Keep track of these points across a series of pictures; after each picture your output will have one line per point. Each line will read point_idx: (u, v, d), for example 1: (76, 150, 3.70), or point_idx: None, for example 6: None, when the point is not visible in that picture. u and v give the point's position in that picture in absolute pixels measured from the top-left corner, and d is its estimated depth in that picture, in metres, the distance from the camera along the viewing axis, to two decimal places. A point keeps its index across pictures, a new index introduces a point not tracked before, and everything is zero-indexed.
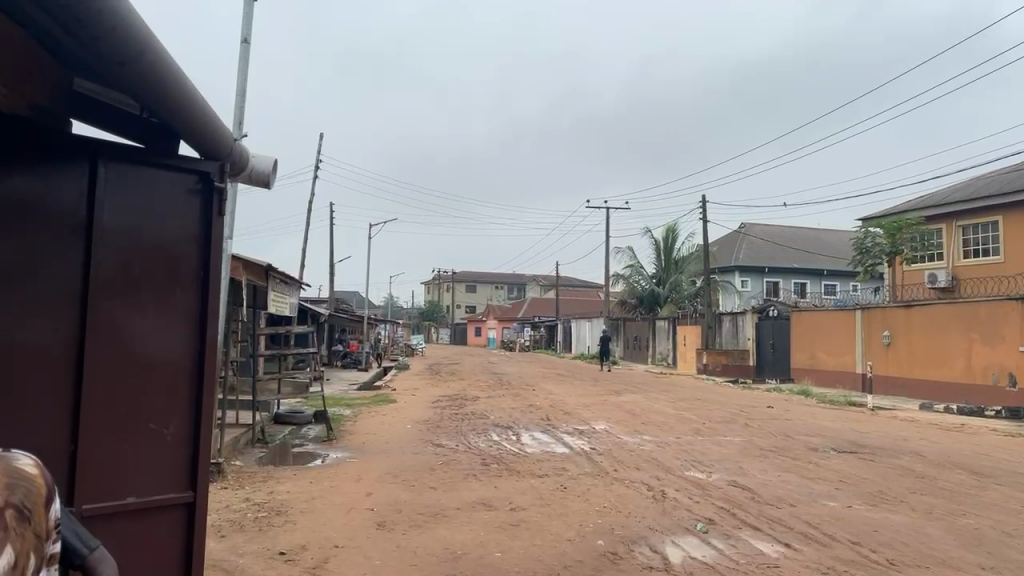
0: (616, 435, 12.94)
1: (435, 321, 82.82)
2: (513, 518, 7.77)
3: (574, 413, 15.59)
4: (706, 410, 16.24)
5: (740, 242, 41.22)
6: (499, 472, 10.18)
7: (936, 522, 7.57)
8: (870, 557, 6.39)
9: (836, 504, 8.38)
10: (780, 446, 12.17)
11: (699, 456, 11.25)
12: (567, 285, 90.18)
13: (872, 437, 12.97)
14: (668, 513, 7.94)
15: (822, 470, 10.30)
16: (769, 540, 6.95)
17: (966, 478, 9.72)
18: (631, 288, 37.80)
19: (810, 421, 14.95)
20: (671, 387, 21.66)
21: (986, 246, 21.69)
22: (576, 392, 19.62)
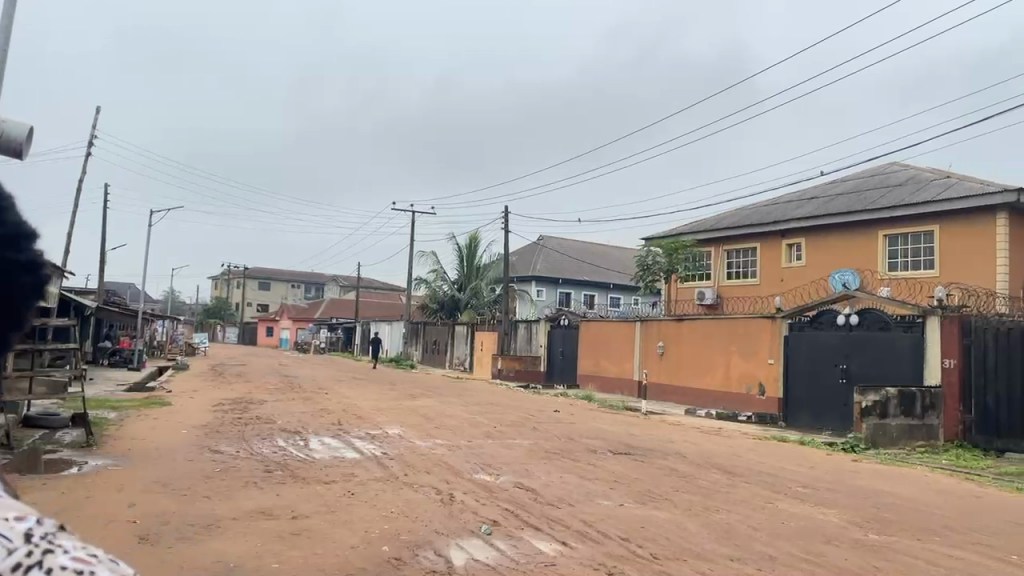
0: (407, 439, 12.94)
1: (223, 320, 77.99)
2: (295, 527, 7.48)
3: (366, 417, 15.35)
4: (496, 414, 16.69)
5: (537, 253, 43.09)
6: (282, 479, 9.74)
7: (694, 517, 8.35)
8: (636, 552, 6.89)
9: (609, 502, 8.96)
10: (562, 448, 12.81)
11: (487, 458, 11.52)
12: (365, 288, 88.86)
13: (644, 440, 14.06)
14: (455, 516, 8.04)
15: (599, 471, 10.97)
16: (548, 539, 7.27)
17: (721, 477, 10.81)
18: (432, 292, 38.11)
19: (591, 424, 15.90)
20: (464, 392, 22.06)
21: (746, 269, 24.40)
22: (371, 396, 19.34)
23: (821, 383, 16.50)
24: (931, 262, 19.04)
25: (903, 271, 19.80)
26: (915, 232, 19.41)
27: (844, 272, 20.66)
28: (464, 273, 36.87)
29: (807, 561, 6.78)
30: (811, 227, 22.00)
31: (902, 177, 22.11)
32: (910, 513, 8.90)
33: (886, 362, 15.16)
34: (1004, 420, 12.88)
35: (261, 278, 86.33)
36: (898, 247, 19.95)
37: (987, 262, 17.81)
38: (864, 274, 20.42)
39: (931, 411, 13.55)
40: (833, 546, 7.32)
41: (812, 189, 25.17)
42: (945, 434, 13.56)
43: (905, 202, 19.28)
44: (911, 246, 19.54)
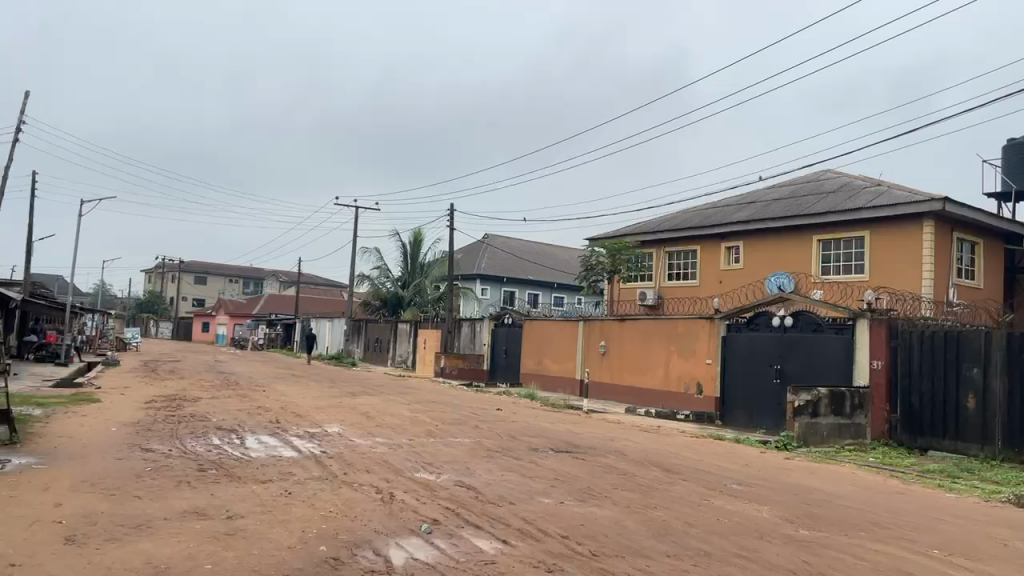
0: (348, 438, 12.76)
1: (156, 315, 75.63)
2: (229, 527, 7.30)
3: (306, 415, 15.08)
4: (439, 412, 16.59)
5: (482, 251, 43.03)
6: (217, 479, 9.50)
7: (632, 514, 8.47)
8: (576, 549, 6.95)
9: (550, 500, 9.01)
10: (504, 446, 12.83)
11: (429, 457, 11.46)
12: (306, 284, 87.33)
13: (585, 438, 14.18)
14: (394, 515, 7.96)
15: (540, 469, 11.03)
16: (489, 538, 7.26)
17: (659, 475, 10.99)
18: (375, 289, 37.72)
19: (534, 423, 15.95)
20: (406, 389, 21.90)
21: (686, 271, 24.87)
22: (310, 394, 19.00)
23: (756, 383, 16.94)
24: (861, 267, 19.73)
25: (835, 275, 20.45)
26: (847, 238, 20.09)
27: (779, 275, 21.22)
28: (408, 270, 36.61)
29: (741, 557, 6.94)
30: (749, 230, 22.55)
31: (836, 184, 22.85)
32: (838, 510, 9.20)
33: (817, 362, 15.65)
34: (927, 420, 13.41)
35: (197, 271, 83.91)
36: (831, 251, 20.61)
37: (913, 267, 18.52)
38: (798, 278, 21.01)
39: (858, 410, 14.14)
40: (765, 542, 7.51)
41: (750, 193, 25.81)
42: (872, 433, 14.16)
43: (838, 208, 19.92)
44: (843, 251, 20.23)
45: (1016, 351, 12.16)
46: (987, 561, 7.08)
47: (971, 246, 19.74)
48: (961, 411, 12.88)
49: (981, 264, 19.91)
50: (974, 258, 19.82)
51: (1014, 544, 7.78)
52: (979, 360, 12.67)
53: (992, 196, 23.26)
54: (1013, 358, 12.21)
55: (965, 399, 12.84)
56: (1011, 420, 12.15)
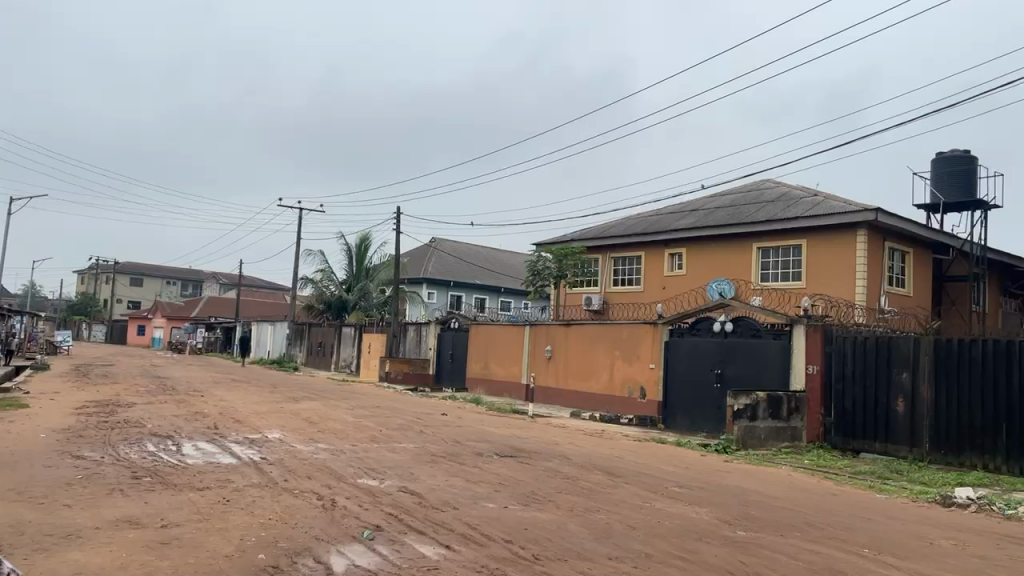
0: (289, 444, 12.54)
1: (88, 317, 73.06)
2: (164, 536, 7.09)
3: (245, 421, 14.76)
4: (383, 418, 16.42)
5: (429, 255, 42.84)
6: (151, 486, 9.22)
7: (575, 518, 8.53)
8: (519, 553, 6.97)
9: (493, 505, 9.01)
10: (449, 451, 12.79)
11: (372, 463, 11.34)
12: (248, 286, 85.49)
13: (530, 442, 14.23)
14: (336, 522, 7.85)
15: (485, 473, 11.03)
16: (431, 543, 7.22)
17: (602, 478, 11.11)
18: (319, 293, 37.15)
19: (479, 427, 15.95)
20: (350, 394, 21.65)
21: (631, 276, 25.21)
22: (250, 399, 18.61)
23: (698, 387, 17.27)
24: (799, 274, 20.31)
25: (774, 282, 21.00)
26: (786, 246, 20.67)
27: (721, 281, 21.66)
28: (353, 273, 36.23)
29: (681, 558, 7.06)
30: (692, 238, 22.99)
31: (776, 193, 23.47)
32: (774, 511, 9.44)
33: (756, 367, 16.01)
34: (860, 423, 13.89)
35: (132, 273, 81.32)
36: (770, 259, 21.15)
37: (847, 275, 19.15)
38: (739, 284, 21.48)
39: (795, 413, 14.50)
40: (704, 544, 7.66)
41: (694, 202, 26.29)
42: (808, 436, 14.58)
43: (777, 217, 20.46)
44: (782, 258, 20.80)
45: (942, 357, 12.74)
46: (914, 559, 7.35)
47: (902, 254, 20.52)
48: (892, 414, 13.39)
49: (911, 272, 20.70)
50: (905, 267, 20.61)
51: (939, 543, 8.08)
52: (908, 364, 13.23)
53: (920, 207, 24.21)
54: (940, 364, 12.78)
55: (895, 402, 13.36)
56: (937, 423, 12.70)
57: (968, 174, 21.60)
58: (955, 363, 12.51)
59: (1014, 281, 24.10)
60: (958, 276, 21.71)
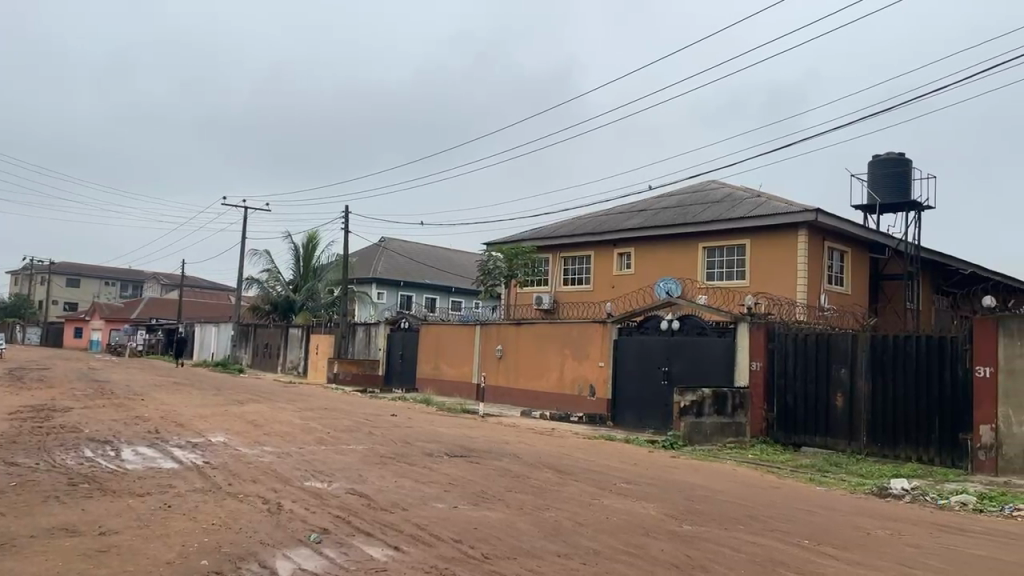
0: (233, 447, 12.31)
1: (21, 319, 70.35)
2: (103, 543, 6.90)
3: (188, 425, 14.42)
4: (330, 419, 16.24)
5: (378, 255, 42.51)
6: (89, 493, 8.94)
7: (525, 516, 8.57)
8: (468, 553, 6.97)
9: (443, 505, 9.00)
10: (398, 452, 12.73)
11: (320, 465, 11.20)
12: (191, 286, 83.50)
13: (480, 442, 14.24)
14: (282, 525, 7.74)
15: (434, 473, 11.01)
16: (379, 545, 7.18)
17: (551, 476, 11.18)
18: (265, 293, 36.49)
19: (428, 428, 15.90)
20: (298, 396, 21.34)
21: (581, 276, 25.44)
22: (193, 402, 18.18)
23: (646, 385, 17.53)
24: (743, 273, 20.77)
25: (719, 281, 21.43)
26: (730, 246, 21.11)
27: (668, 280, 22.01)
28: (300, 274, 35.71)
29: (628, 553, 7.16)
30: (640, 238, 23.30)
31: (721, 194, 23.95)
32: (719, 505, 9.64)
33: (702, 364, 16.33)
34: (800, 418, 14.28)
35: (68, 273, 78.58)
36: (715, 258, 21.57)
37: (789, 274, 19.65)
38: (686, 283, 21.85)
39: (740, 409, 14.83)
40: (651, 538, 7.78)
41: (641, 202, 26.61)
42: (751, 431, 14.92)
43: (722, 217, 20.87)
44: (727, 257, 21.23)
45: (878, 353, 13.20)
46: (852, 549, 7.59)
47: (840, 254, 21.16)
48: (831, 410, 13.81)
49: (849, 271, 21.36)
50: (843, 266, 21.25)
51: (875, 533, 8.37)
52: (847, 360, 13.66)
53: (858, 208, 25.00)
54: (876, 360, 13.24)
55: (834, 398, 13.77)
56: (874, 417, 13.15)
57: (902, 175, 22.40)
58: (891, 358, 12.97)
59: (946, 279, 25.08)
60: (894, 275, 22.49)
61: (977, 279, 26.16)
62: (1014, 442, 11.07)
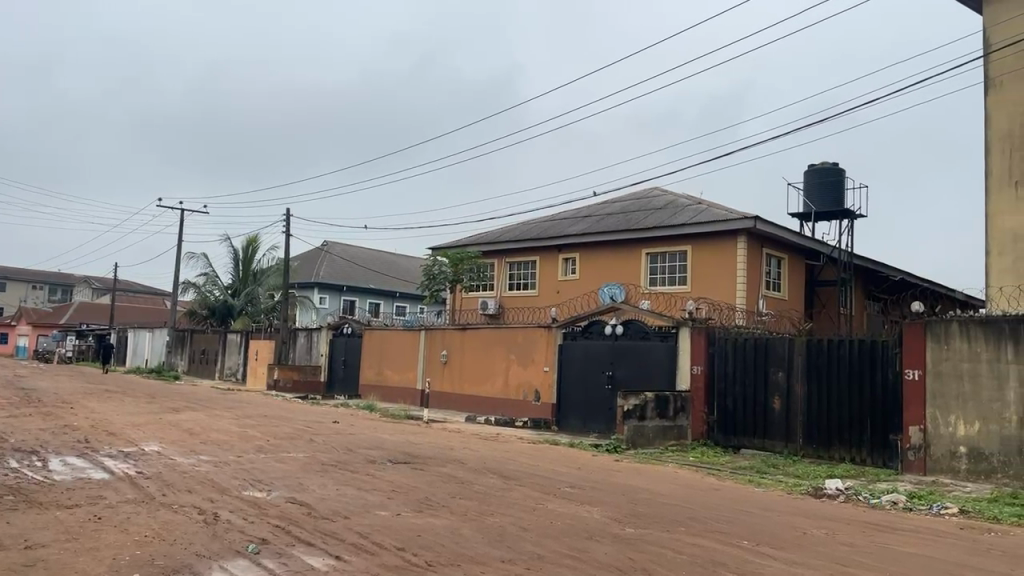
0: (168, 456, 11.91)
1: None
2: (27, 558, 6.57)
3: (120, 434, 13.89)
4: (270, 427, 15.87)
5: (320, 258, 41.86)
6: (12, 505, 8.51)
7: (469, 522, 8.51)
8: (412, 561, 6.87)
9: (386, 513, 8.87)
10: (340, 459, 12.51)
11: (258, 474, 10.92)
12: (124, 291, 80.75)
13: (424, 448, 14.11)
14: (219, 536, 7.51)
15: (377, 481, 10.85)
16: (320, 554, 7.02)
17: (495, 482, 11.15)
18: (202, 298, 35.50)
19: (372, 434, 15.68)
20: (236, 404, 20.83)
21: (526, 281, 25.51)
22: (126, 410, 17.54)
23: (590, 389, 17.67)
24: (685, 279, 21.14)
25: (662, 286, 21.75)
26: (672, 252, 21.48)
27: (611, 286, 22.23)
28: (240, 278, 34.87)
29: (572, 558, 7.17)
30: (584, 243, 23.48)
31: (664, 201, 24.33)
32: (661, 507, 9.74)
33: (644, 368, 16.53)
34: (739, 421, 14.58)
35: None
36: (657, 264, 21.91)
37: (729, 279, 20.07)
38: (629, 288, 22.13)
39: (681, 413, 15.09)
40: (595, 542, 7.81)
41: (585, 208, 26.86)
42: (693, 434, 15.17)
43: (665, 223, 21.19)
44: (669, 263, 21.57)
45: (814, 357, 13.57)
46: (789, 549, 7.76)
47: (777, 260, 21.71)
48: (768, 412, 14.14)
49: (786, 277, 21.93)
50: (780, 272, 21.81)
51: (811, 532, 8.58)
52: (784, 364, 14.01)
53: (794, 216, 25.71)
54: (811, 363, 13.62)
55: (772, 401, 14.09)
56: (809, 419, 13.51)
57: (836, 184, 23.14)
58: (825, 362, 13.35)
59: (877, 285, 25.98)
60: (828, 281, 23.20)
61: (905, 285, 27.19)
62: (941, 442, 11.52)
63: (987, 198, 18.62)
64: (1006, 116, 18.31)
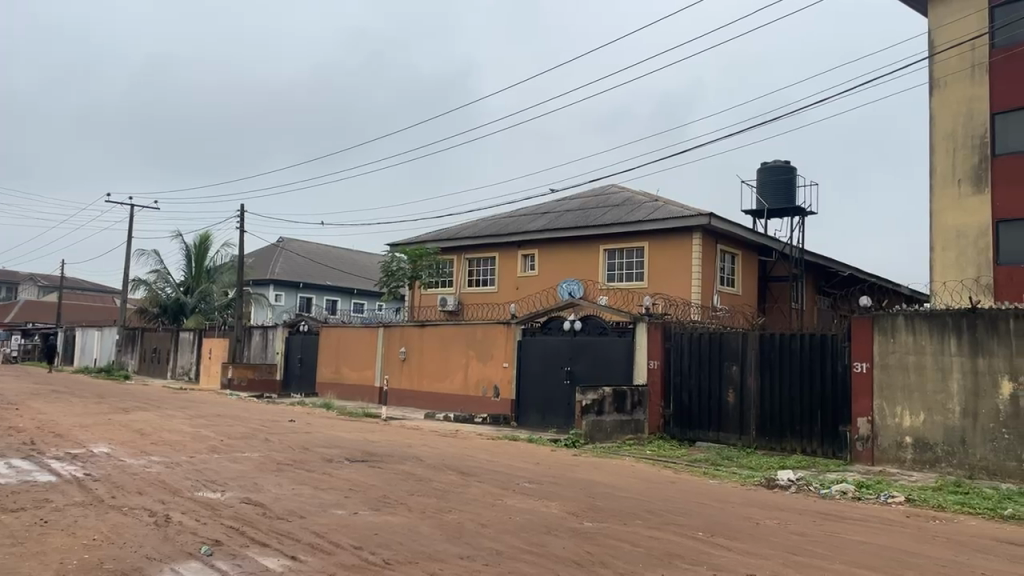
0: (118, 458, 11.64)
1: None
2: None
3: (67, 435, 13.54)
4: (224, 426, 15.62)
5: (276, 255, 41.30)
6: None
7: (428, 519, 8.49)
8: (369, 560, 6.84)
9: (343, 512, 8.79)
10: (296, 458, 12.37)
11: (212, 474, 10.75)
12: (70, 288, 78.45)
13: (381, 446, 14.04)
14: (170, 539, 7.37)
15: (334, 479, 10.76)
16: (275, 555, 6.95)
17: (454, 478, 11.14)
18: (152, 295, 34.72)
19: (328, 433, 15.54)
20: (189, 403, 20.42)
21: (485, 277, 25.53)
22: (73, 411, 17.08)
23: (549, 384, 17.78)
24: (642, 275, 21.38)
25: (620, 282, 21.95)
26: (629, 248, 21.70)
27: (570, 282, 22.38)
28: (192, 275, 34.18)
29: (530, 553, 7.21)
30: (542, 240, 23.57)
31: (621, 198, 24.55)
32: (617, 501, 9.86)
33: (602, 364, 16.69)
34: (694, 414, 14.81)
35: None
36: (615, 260, 22.11)
37: (684, 274, 20.35)
38: (587, 284, 22.30)
39: (638, 407, 15.27)
40: (553, 537, 7.86)
41: (543, 205, 26.94)
42: (649, 428, 15.34)
43: (622, 220, 21.40)
44: (626, 259, 21.80)
45: (766, 352, 13.85)
46: (742, 539, 7.91)
47: (731, 256, 22.10)
48: (723, 406, 14.38)
49: (740, 273, 22.34)
50: (734, 268, 22.21)
51: (763, 523, 8.76)
52: (738, 358, 14.26)
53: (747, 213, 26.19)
54: (764, 358, 13.90)
55: (726, 394, 14.34)
56: (763, 412, 13.79)
57: (787, 182, 23.65)
58: (777, 356, 13.65)
59: (827, 280, 26.63)
60: (780, 276, 23.69)
61: (854, 280, 27.92)
62: (887, 433, 11.88)
63: (932, 195, 19.25)
64: (948, 116, 18.95)
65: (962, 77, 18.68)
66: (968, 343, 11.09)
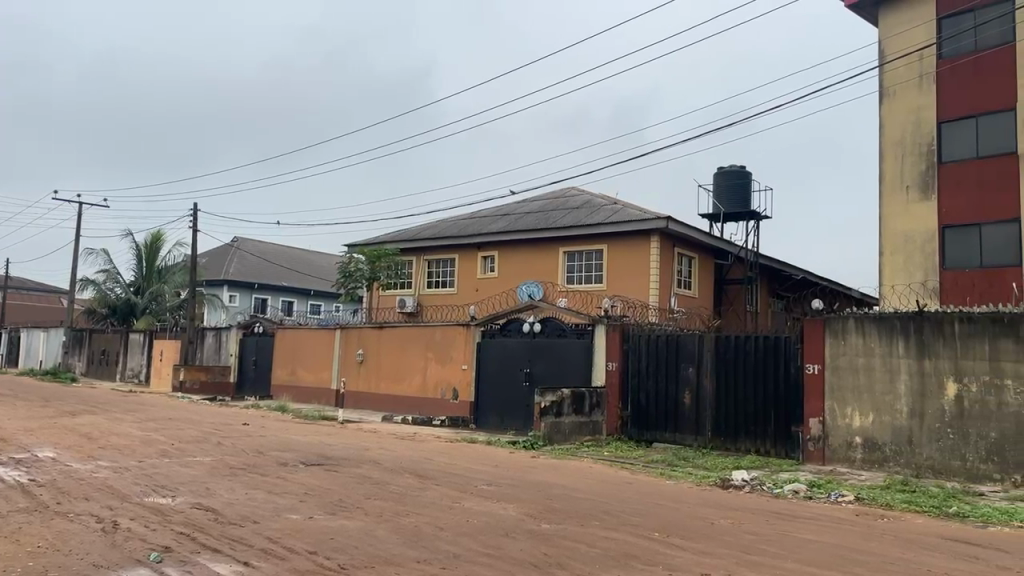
0: (63, 463, 11.28)
1: None
2: None
3: (8, 440, 13.07)
4: (175, 430, 15.26)
5: (231, 255, 40.55)
6: None
7: (384, 523, 8.40)
8: (324, 564, 6.73)
9: (298, 516, 8.65)
10: (250, 462, 12.14)
11: (162, 479, 10.48)
12: (14, 288, 75.93)
13: (337, 449, 13.87)
14: (118, 546, 7.16)
15: (288, 483, 10.58)
16: (227, 561, 6.80)
17: (411, 481, 11.05)
18: (101, 295, 33.80)
19: (283, 436, 15.29)
20: (138, 406, 19.90)
21: (444, 279, 25.42)
22: (15, 414, 16.51)
23: (509, 386, 17.77)
24: (601, 277, 21.51)
25: (579, 284, 22.05)
26: (588, 250, 21.82)
27: (530, 284, 22.41)
28: (144, 274, 33.37)
29: (488, 556, 7.18)
30: (502, 241, 23.57)
31: (581, 200, 24.68)
32: (575, 502, 9.89)
33: (562, 366, 16.73)
34: (651, 415, 14.92)
35: None
36: (574, 262, 22.20)
37: (642, 277, 20.54)
38: (547, 286, 22.36)
39: (596, 408, 15.33)
40: (511, 539, 7.85)
41: (503, 206, 26.93)
42: (607, 429, 15.40)
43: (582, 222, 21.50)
44: (586, 261, 21.90)
45: (722, 354, 14.03)
46: (697, 539, 7.99)
47: (689, 259, 22.35)
48: (679, 407, 14.51)
49: (696, 275, 22.63)
50: (691, 271, 22.48)
51: (718, 522, 8.86)
52: (694, 360, 14.41)
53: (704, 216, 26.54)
54: (720, 359, 14.07)
55: (683, 395, 14.48)
56: (718, 413, 13.96)
57: (743, 186, 24.05)
58: (732, 358, 13.84)
59: (781, 283, 27.13)
60: (736, 279, 24.06)
61: (807, 283, 28.51)
62: (838, 433, 12.12)
63: (881, 199, 19.76)
64: (898, 123, 19.46)
65: (911, 86, 19.20)
66: (915, 346, 11.38)
